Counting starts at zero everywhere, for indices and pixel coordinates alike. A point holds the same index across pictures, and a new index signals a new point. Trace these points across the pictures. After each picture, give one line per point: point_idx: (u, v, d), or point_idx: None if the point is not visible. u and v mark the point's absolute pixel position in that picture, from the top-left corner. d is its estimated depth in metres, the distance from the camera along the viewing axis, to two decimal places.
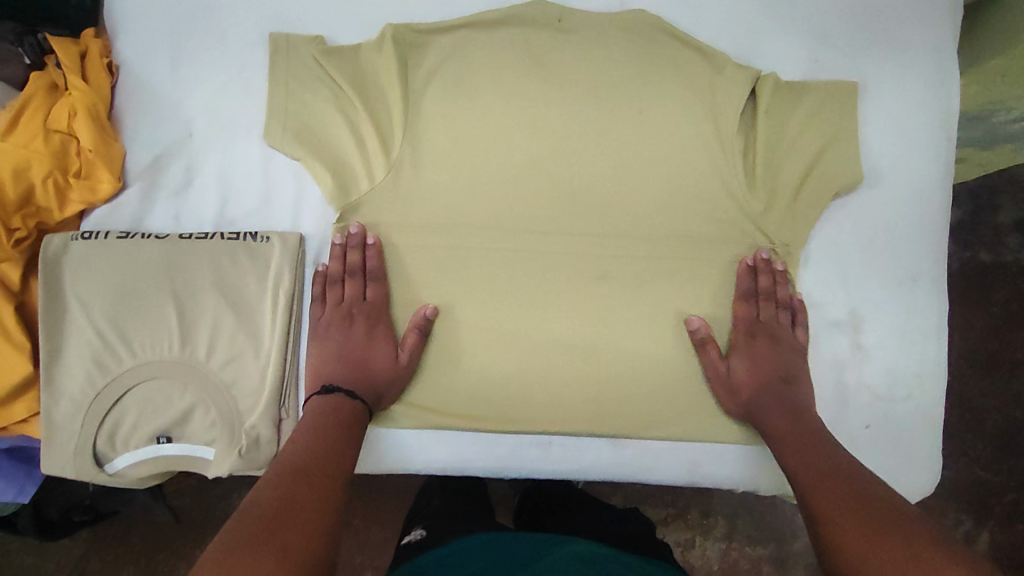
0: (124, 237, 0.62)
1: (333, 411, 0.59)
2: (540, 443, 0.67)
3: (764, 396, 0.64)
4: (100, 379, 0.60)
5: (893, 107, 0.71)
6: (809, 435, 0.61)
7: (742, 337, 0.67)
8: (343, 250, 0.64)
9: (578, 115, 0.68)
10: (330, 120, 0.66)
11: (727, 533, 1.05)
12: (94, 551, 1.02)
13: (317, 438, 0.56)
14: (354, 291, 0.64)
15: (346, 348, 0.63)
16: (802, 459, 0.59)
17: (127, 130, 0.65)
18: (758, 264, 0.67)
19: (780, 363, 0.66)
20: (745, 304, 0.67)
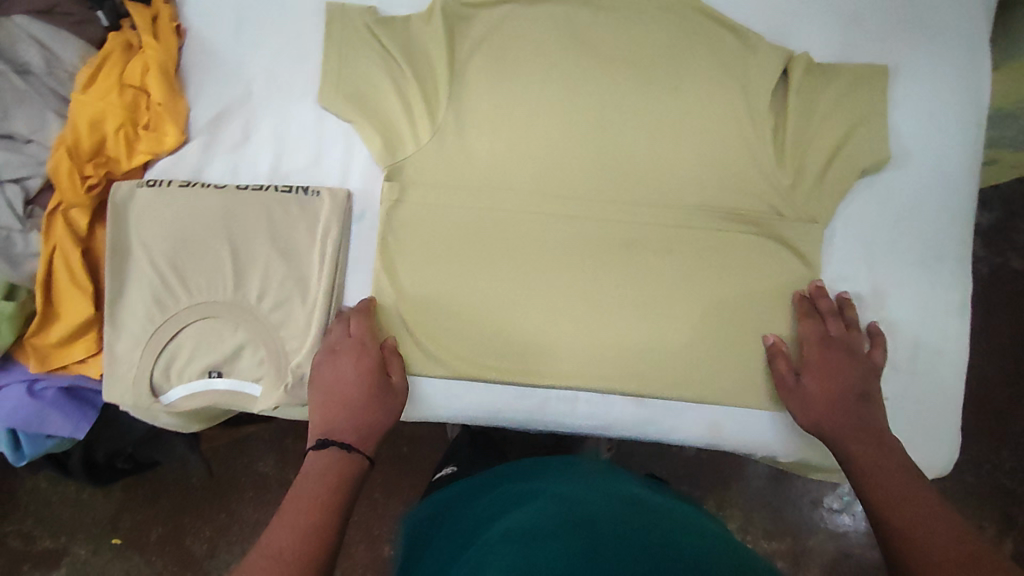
0: (186, 187, 0.66)
1: (332, 459, 0.58)
2: (566, 398, 0.70)
3: (836, 414, 0.64)
4: (159, 315, 0.66)
5: (922, 91, 0.73)
6: (884, 452, 0.60)
7: (815, 352, 0.67)
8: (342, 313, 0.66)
9: (615, 88, 0.71)
10: (379, 85, 0.69)
11: (742, 526, 1.08)
12: (128, 507, 1.05)
13: (320, 488, 0.56)
14: (339, 335, 0.65)
15: (338, 391, 0.63)
16: (873, 473, 0.59)
17: (191, 88, 0.70)
18: (813, 291, 0.69)
19: (858, 381, 0.65)
20: (812, 321, 0.68)
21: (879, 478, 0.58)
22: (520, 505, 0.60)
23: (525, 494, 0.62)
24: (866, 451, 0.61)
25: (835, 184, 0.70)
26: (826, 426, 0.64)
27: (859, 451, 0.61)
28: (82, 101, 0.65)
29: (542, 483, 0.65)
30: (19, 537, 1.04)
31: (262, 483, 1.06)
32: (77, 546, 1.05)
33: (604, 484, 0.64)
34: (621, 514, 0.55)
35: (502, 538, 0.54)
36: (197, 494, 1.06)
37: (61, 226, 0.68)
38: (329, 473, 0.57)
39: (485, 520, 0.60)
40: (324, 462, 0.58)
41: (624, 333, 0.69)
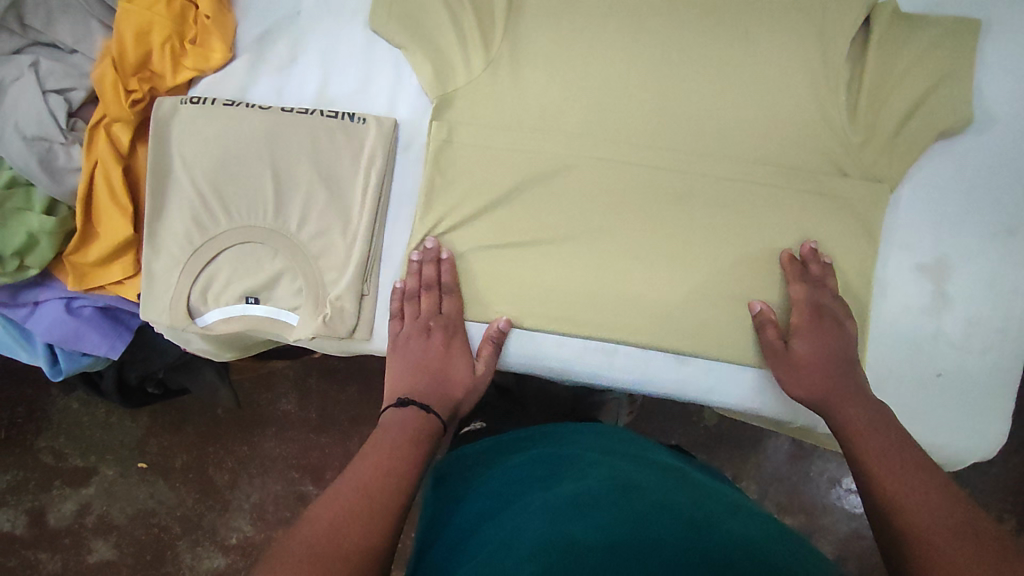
0: (231, 106, 0.64)
1: (408, 423, 0.59)
2: (605, 350, 0.68)
3: (829, 381, 0.61)
4: (198, 237, 0.64)
5: (1016, 49, 0.67)
6: (885, 424, 0.58)
7: (805, 320, 0.63)
8: (417, 266, 0.65)
9: (682, 28, 0.66)
10: (433, 8, 0.65)
11: (758, 500, 1.07)
12: (155, 433, 1.07)
13: (395, 442, 0.56)
14: (427, 309, 0.65)
15: (426, 361, 0.64)
16: (867, 440, 0.56)
17: (240, 3, 0.67)
18: (806, 254, 0.65)
19: (844, 351, 0.63)
20: (803, 286, 0.64)
21: (882, 447, 0.55)
22: (563, 470, 0.57)
23: (561, 461, 0.59)
24: (860, 415, 0.59)
25: (909, 145, 0.66)
26: (819, 394, 0.61)
27: (855, 416, 0.59)
28: (129, 11, 0.64)
29: (566, 445, 0.64)
30: (51, 453, 1.07)
31: (285, 419, 1.07)
32: (105, 467, 1.07)
33: (641, 457, 0.61)
34: (668, 493, 0.53)
35: (535, 505, 0.51)
36: (222, 426, 1.07)
37: (104, 141, 0.67)
38: (417, 432, 0.58)
39: (514, 485, 0.58)
40: (404, 420, 0.59)
41: (671, 289, 0.66)
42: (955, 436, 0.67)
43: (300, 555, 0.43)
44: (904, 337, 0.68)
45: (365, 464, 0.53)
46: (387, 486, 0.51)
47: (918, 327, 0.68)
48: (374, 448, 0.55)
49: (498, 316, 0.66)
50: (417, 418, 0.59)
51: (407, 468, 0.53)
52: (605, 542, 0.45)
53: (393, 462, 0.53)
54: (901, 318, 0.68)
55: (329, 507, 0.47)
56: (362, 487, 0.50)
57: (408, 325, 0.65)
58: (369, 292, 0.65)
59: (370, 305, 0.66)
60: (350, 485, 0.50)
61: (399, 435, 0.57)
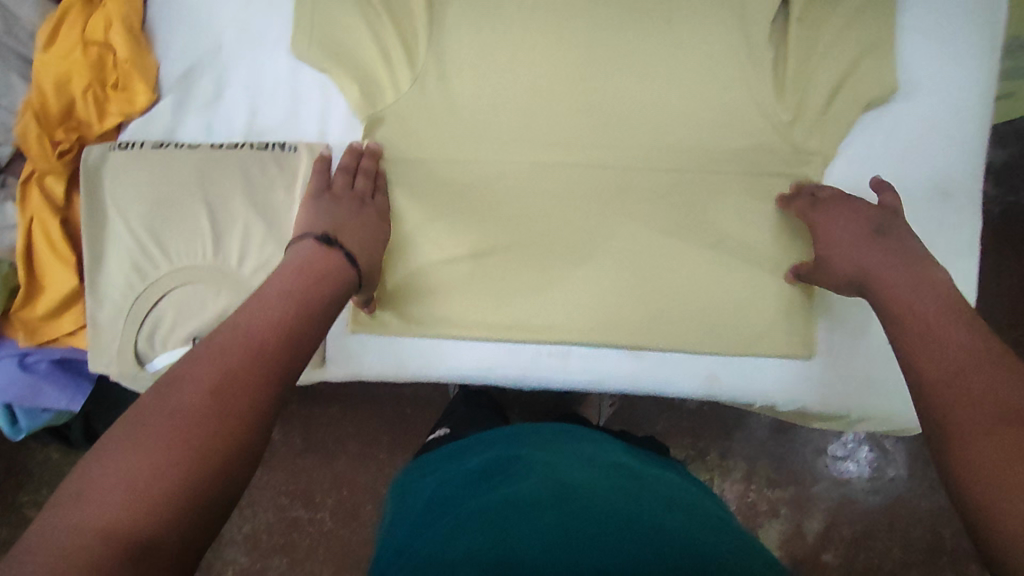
0: (160, 148, 0.64)
1: (310, 263, 0.56)
2: (559, 353, 0.68)
3: (870, 250, 0.59)
4: (138, 283, 0.63)
5: (933, 15, 0.68)
6: (922, 280, 0.56)
7: (819, 216, 0.63)
8: (359, 153, 0.64)
9: (604, 24, 0.66)
10: (354, 29, 0.65)
11: (746, 477, 1.05)
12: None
13: (291, 285, 0.53)
14: (363, 188, 0.63)
15: (357, 225, 0.61)
16: (910, 301, 0.54)
17: (158, 43, 0.66)
18: (801, 186, 0.66)
19: (870, 221, 0.61)
20: (801, 202, 0.65)
21: (917, 323, 0.52)
22: (516, 469, 0.57)
23: (518, 464, 0.58)
24: (898, 279, 0.56)
25: (839, 119, 0.66)
26: (860, 269, 0.59)
27: (894, 278, 0.56)
28: (45, 62, 0.63)
29: (523, 445, 0.64)
30: (34, 506, 1.05)
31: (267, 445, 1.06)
32: None
33: (602, 462, 0.59)
34: (614, 493, 0.52)
35: (478, 511, 0.51)
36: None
37: (37, 195, 0.65)
38: (317, 278, 0.54)
39: (475, 489, 0.56)
40: (304, 259, 0.56)
41: (621, 282, 0.67)
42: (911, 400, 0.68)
43: (184, 419, 0.40)
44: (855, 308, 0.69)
45: (253, 313, 0.49)
46: (246, 381, 0.44)
47: None
48: (267, 295, 0.51)
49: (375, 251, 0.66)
50: (319, 259, 0.56)
51: (304, 323, 0.51)
52: (542, 533, 0.45)
53: (290, 314, 0.50)
54: None
55: (166, 418, 0.40)
56: (252, 340, 0.47)
57: (338, 192, 0.62)
58: None
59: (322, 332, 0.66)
60: (237, 341, 0.46)
61: (272, 309, 0.50)
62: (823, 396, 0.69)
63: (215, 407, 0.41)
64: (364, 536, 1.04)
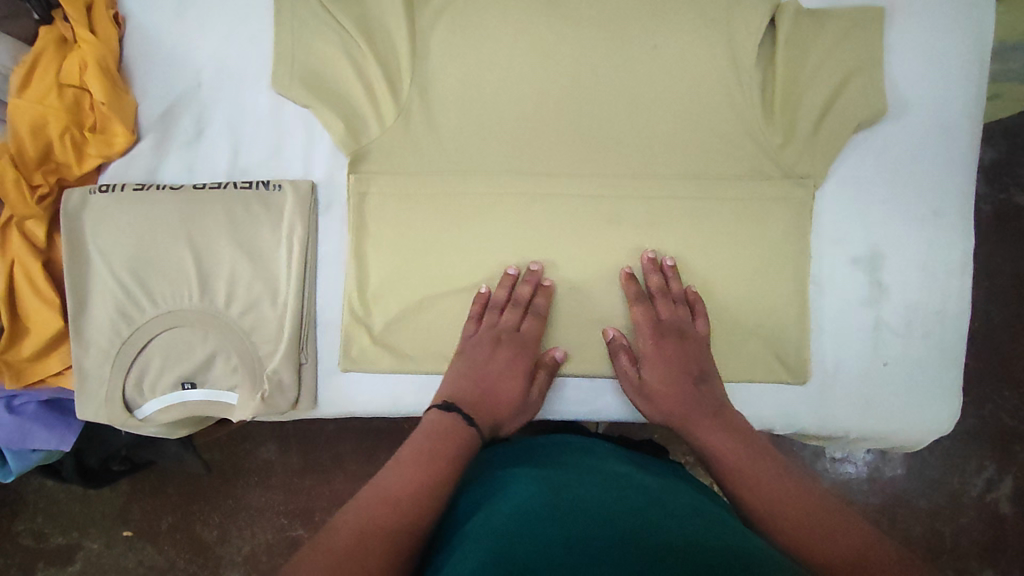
0: (140, 190, 0.63)
1: (449, 426, 0.57)
2: (553, 384, 0.68)
3: (681, 402, 0.61)
4: (124, 328, 0.62)
5: (920, 33, 0.67)
6: (748, 441, 0.57)
7: (650, 343, 0.64)
8: (513, 280, 0.64)
9: (589, 51, 0.66)
10: (336, 62, 0.64)
11: None
12: (137, 499, 1.04)
13: (434, 446, 0.54)
14: (508, 322, 0.64)
15: (483, 369, 0.62)
16: (723, 443, 0.57)
17: (137, 83, 0.65)
18: (646, 263, 0.65)
19: (695, 361, 0.63)
20: (642, 305, 0.64)
21: (740, 468, 0.54)
22: (505, 485, 0.55)
23: (503, 477, 0.56)
24: (716, 438, 0.58)
25: (828, 141, 0.66)
26: (677, 416, 0.61)
27: (711, 438, 0.58)
28: (19, 106, 0.60)
29: (514, 458, 0.61)
30: (30, 535, 1.04)
31: (265, 468, 1.05)
32: (89, 540, 1.04)
33: (584, 462, 0.60)
34: (614, 503, 0.50)
35: (474, 532, 0.49)
36: (202, 484, 1.05)
37: (17, 241, 0.63)
38: (451, 444, 0.55)
39: (472, 501, 0.55)
40: (447, 421, 0.57)
41: (615, 310, 0.66)
42: (909, 420, 0.68)
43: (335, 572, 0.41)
44: (847, 333, 0.68)
45: (405, 474, 0.51)
46: (378, 536, 0.45)
47: (860, 320, 0.68)
48: (411, 453, 0.54)
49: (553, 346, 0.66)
50: (451, 423, 0.57)
51: (433, 474, 0.51)
52: (549, 548, 0.44)
53: (421, 472, 0.51)
54: (842, 312, 0.68)
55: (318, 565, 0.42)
56: (379, 503, 0.48)
57: (484, 330, 0.64)
58: (307, 360, 0.64)
59: (312, 372, 0.65)
60: (374, 510, 0.47)
61: (410, 466, 0.52)
62: (820, 416, 0.69)
63: (346, 563, 0.42)
64: None
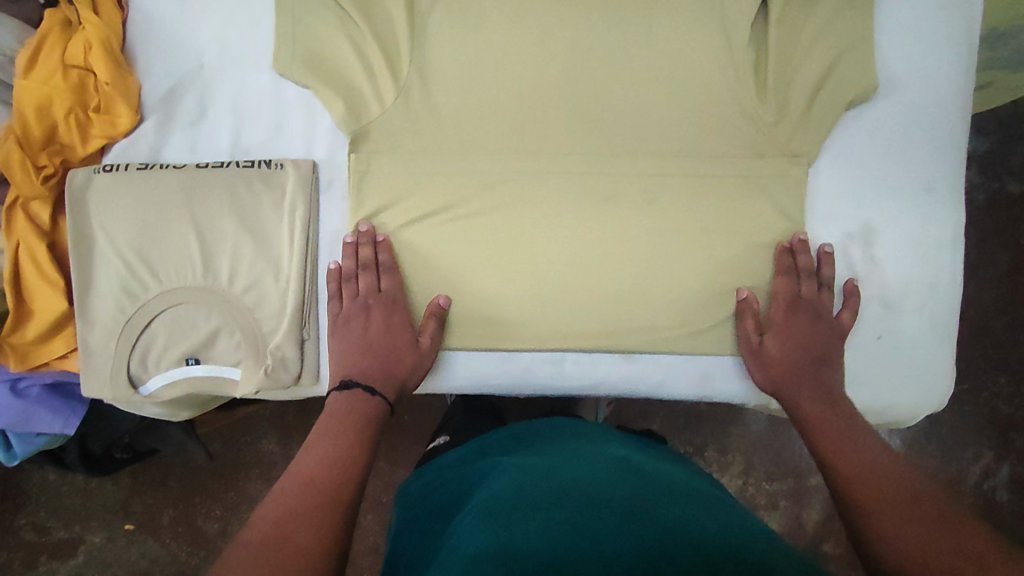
0: (144, 169, 0.64)
1: (349, 407, 0.60)
2: (552, 360, 0.69)
3: (795, 372, 0.65)
4: (129, 305, 0.63)
5: (911, 12, 0.69)
6: (842, 422, 0.62)
7: (781, 312, 0.67)
8: (355, 247, 0.65)
9: (586, 31, 0.67)
10: (337, 45, 0.65)
11: (745, 471, 1.05)
12: (139, 492, 1.05)
13: (332, 429, 0.57)
14: (368, 286, 0.65)
15: (366, 340, 0.64)
16: (837, 448, 0.59)
17: (141, 64, 0.66)
18: (795, 245, 0.67)
19: (821, 345, 0.66)
20: (785, 276, 0.67)
21: (849, 475, 0.56)
22: (510, 471, 0.57)
23: (506, 466, 0.59)
24: (814, 409, 0.63)
25: (820, 119, 0.67)
26: (778, 379, 0.66)
27: (808, 403, 0.64)
28: (24, 85, 0.61)
29: (523, 449, 0.63)
30: (33, 529, 1.04)
31: (267, 460, 1.05)
32: (91, 534, 1.05)
33: (583, 448, 0.61)
34: (608, 483, 0.52)
35: (471, 515, 0.51)
36: (203, 477, 1.05)
37: (23, 220, 0.64)
38: (356, 423, 0.58)
39: (475, 490, 0.57)
40: (348, 404, 0.60)
41: (613, 287, 0.67)
42: (903, 394, 0.69)
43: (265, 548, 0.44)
44: (841, 307, 0.69)
45: (309, 456, 0.55)
46: (303, 513, 0.48)
47: (854, 294, 0.69)
48: (319, 436, 0.57)
49: (435, 295, 0.67)
50: (363, 403, 0.60)
51: (351, 455, 0.55)
52: (546, 524, 0.46)
53: (332, 452, 0.55)
54: (836, 287, 0.69)
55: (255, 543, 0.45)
56: (302, 484, 0.51)
57: (347, 304, 0.65)
58: (309, 336, 0.65)
59: (314, 349, 0.66)
60: (291, 492, 0.50)
61: (318, 447, 0.55)
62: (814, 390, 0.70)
63: (282, 537, 0.45)
64: (368, 544, 1.04)
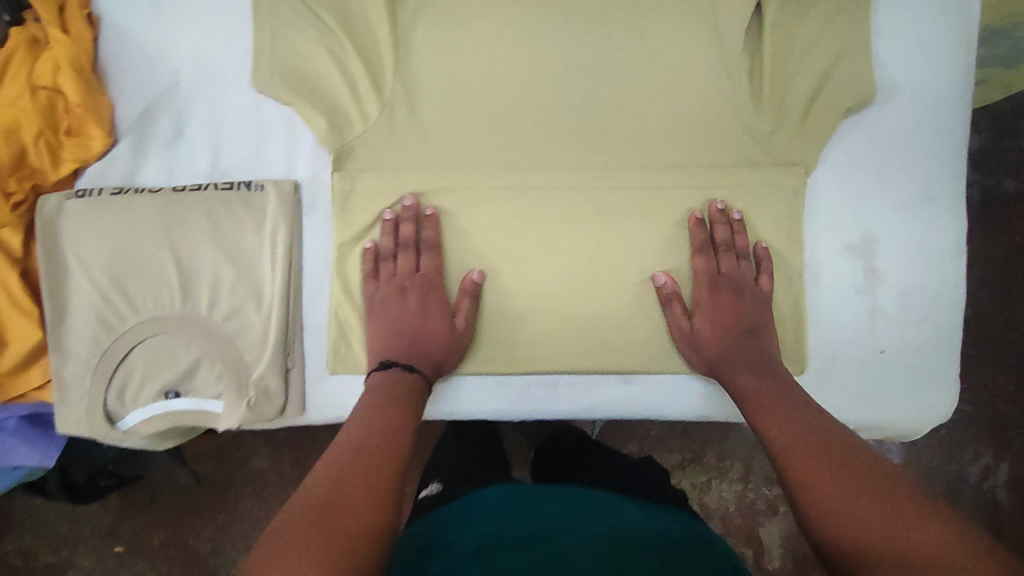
0: (118, 194, 0.61)
1: (388, 382, 0.58)
2: (547, 383, 0.67)
3: (729, 349, 0.62)
4: (105, 337, 0.60)
5: (908, 15, 0.67)
6: (776, 388, 0.59)
7: (703, 295, 0.64)
8: (394, 224, 0.63)
9: (576, 40, 0.65)
10: (317, 60, 0.63)
11: (745, 477, 1.02)
12: (128, 515, 1.01)
13: (373, 402, 0.56)
14: (404, 267, 0.62)
15: (402, 321, 0.62)
16: (774, 418, 0.56)
17: (113, 84, 0.63)
18: (713, 216, 0.65)
19: (747, 318, 0.64)
20: (703, 257, 0.65)
21: (801, 436, 0.53)
22: (526, 504, 0.53)
23: (523, 496, 0.54)
24: (752, 384, 0.60)
25: (818, 128, 0.65)
26: (716, 359, 0.63)
27: (749, 383, 0.60)
28: None
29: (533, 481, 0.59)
30: (20, 555, 1.01)
31: (259, 478, 1.01)
32: (80, 559, 1.01)
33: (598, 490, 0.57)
34: (642, 524, 0.49)
35: (468, 547, 0.46)
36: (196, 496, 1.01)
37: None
38: (398, 395, 0.56)
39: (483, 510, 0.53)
40: (383, 380, 0.58)
41: (607, 306, 0.65)
42: (909, 408, 0.68)
43: (323, 513, 0.43)
44: (842, 321, 0.68)
45: (357, 427, 0.53)
46: (361, 481, 0.47)
47: (856, 307, 0.68)
48: (366, 408, 0.55)
49: (470, 269, 0.64)
50: (398, 382, 0.58)
51: (396, 424, 0.53)
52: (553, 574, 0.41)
53: (378, 422, 0.53)
54: (836, 301, 0.68)
55: (310, 506, 0.44)
56: (354, 452, 0.50)
57: (384, 283, 0.63)
58: (294, 365, 0.62)
59: (299, 378, 0.63)
60: (341, 460, 0.49)
61: (364, 420, 0.53)
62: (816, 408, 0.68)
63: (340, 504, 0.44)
64: None
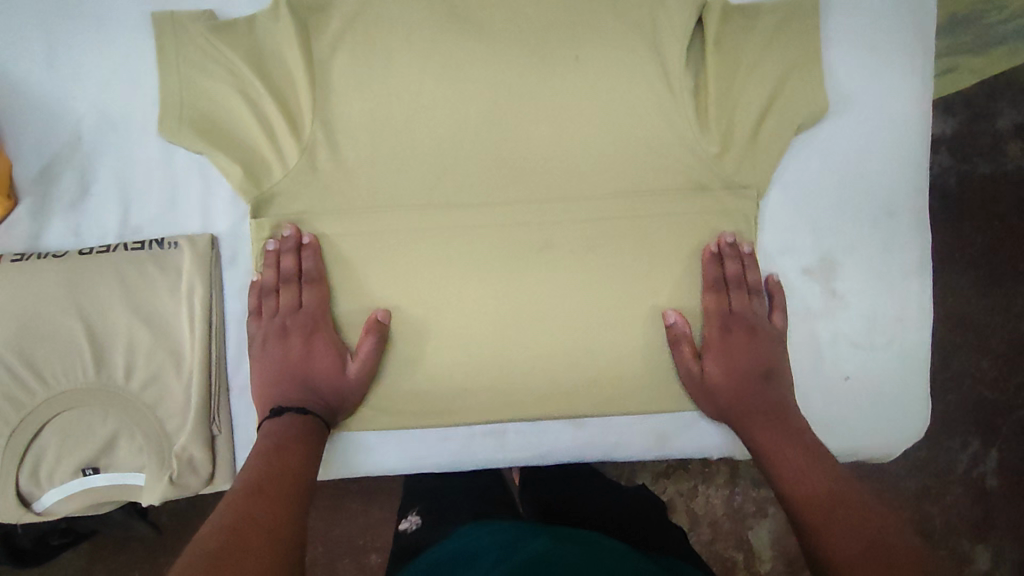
0: (20, 260, 0.57)
1: (288, 426, 0.56)
2: (495, 431, 0.63)
3: (744, 393, 0.60)
4: (13, 415, 0.56)
5: (856, 22, 0.63)
6: (773, 408, 0.59)
7: (714, 334, 0.61)
8: (276, 257, 0.59)
9: (505, 65, 0.60)
10: (228, 103, 0.59)
11: (734, 480, 0.93)
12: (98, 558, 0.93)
13: (269, 440, 0.55)
14: (287, 304, 0.59)
15: (288, 364, 0.59)
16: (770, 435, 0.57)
17: (10, 141, 0.59)
18: (723, 250, 0.61)
19: (764, 358, 0.61)
20: (712, 292, 0.62)
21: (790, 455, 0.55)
22: None
23: None
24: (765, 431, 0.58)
25: (767, 148, 0.62)
26: (731, 412, 0.60)
27: (759, 431, 0.58)
28: None
29: None
30: None
31: None
32: None
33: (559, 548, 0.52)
34: None
35: None
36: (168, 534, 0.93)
37: None
38: (297, 431, 0.56)
39: None
40: (280, 426, 0.56)
41: (552, 347, 0.61)
42: (879, 434, 0.64)
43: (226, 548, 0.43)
44: (803, 348, 0.64)
45: (252, 464, 0.52)
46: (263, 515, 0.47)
47: (816, 334, 0.64)
48: (260, 448, 0.54)
49: (374, 308, 0.60)
50: (297, 424, 0.56)
51: (298, 462, 0.53)
52: None
53: (273, 458, 0.53)
54: (796, 328, 0.64)
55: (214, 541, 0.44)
56: (250, 490, 0.50)
57: (267, 323, 0.59)
58: (220, 431, 0.60)
59: (228, 444, 0.60)
60: (237, 498, 0.48)
61: (260, 457, 0.53)
62: None
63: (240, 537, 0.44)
64: None
